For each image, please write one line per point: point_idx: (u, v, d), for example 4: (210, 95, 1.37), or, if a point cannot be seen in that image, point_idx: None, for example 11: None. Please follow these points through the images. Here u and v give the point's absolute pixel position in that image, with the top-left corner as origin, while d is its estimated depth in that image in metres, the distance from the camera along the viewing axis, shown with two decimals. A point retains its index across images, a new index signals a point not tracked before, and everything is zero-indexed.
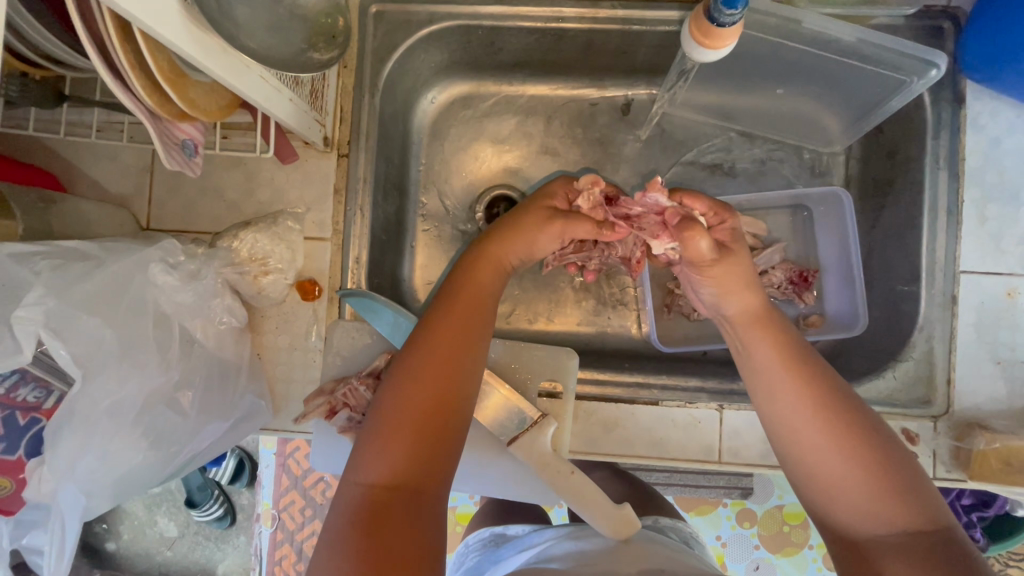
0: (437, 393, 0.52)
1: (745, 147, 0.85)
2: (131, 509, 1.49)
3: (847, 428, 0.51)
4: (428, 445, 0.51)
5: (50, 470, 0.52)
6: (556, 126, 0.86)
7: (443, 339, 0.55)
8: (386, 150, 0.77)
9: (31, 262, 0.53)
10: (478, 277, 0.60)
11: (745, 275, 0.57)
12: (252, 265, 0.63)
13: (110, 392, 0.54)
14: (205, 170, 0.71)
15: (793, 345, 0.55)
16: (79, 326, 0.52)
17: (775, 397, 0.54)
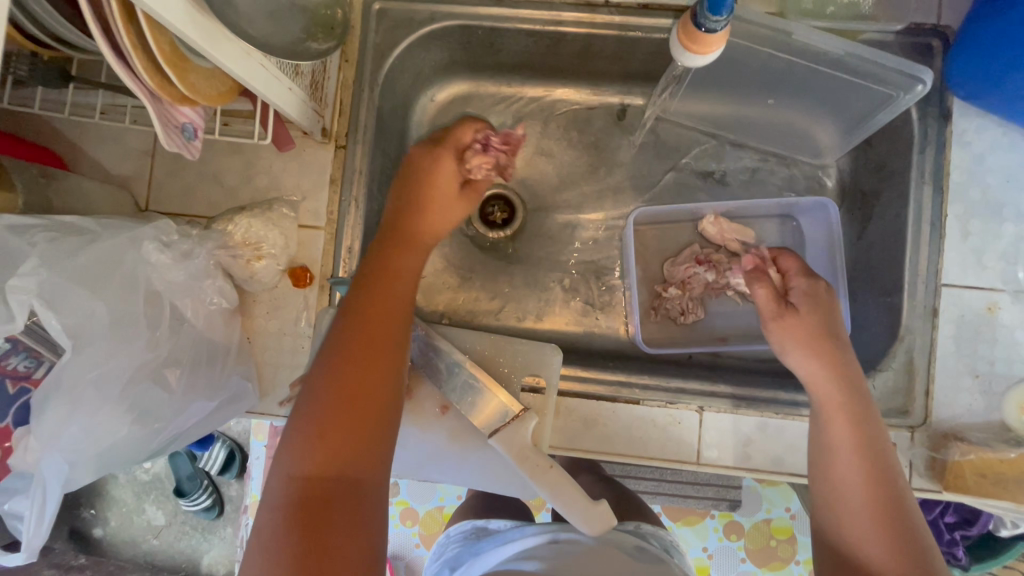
0: (362, 375, 0.54)
1: (737, 155, 0.86)
2: (120, 497, 1.50)
3: (889, 508, 0.54)
4: (361, 429, 0.52)
5: (36, 439, 0.52)
6: (553, 128, 0.88)
7: (365, 322, 0.56)
8: (383, 144, 0.79)
9: (27, 235, 0.53)
10: (398, 257, 0.61)
11: (806, 334, 0.61)
12: (245, 250, 0.64)
13: (98, 362, 0.54)
14: (206, 155, 0.73)
15: (872, 427, 0.58)
16: (70, 299, 0.52)
17: (838, 470, 0.57)
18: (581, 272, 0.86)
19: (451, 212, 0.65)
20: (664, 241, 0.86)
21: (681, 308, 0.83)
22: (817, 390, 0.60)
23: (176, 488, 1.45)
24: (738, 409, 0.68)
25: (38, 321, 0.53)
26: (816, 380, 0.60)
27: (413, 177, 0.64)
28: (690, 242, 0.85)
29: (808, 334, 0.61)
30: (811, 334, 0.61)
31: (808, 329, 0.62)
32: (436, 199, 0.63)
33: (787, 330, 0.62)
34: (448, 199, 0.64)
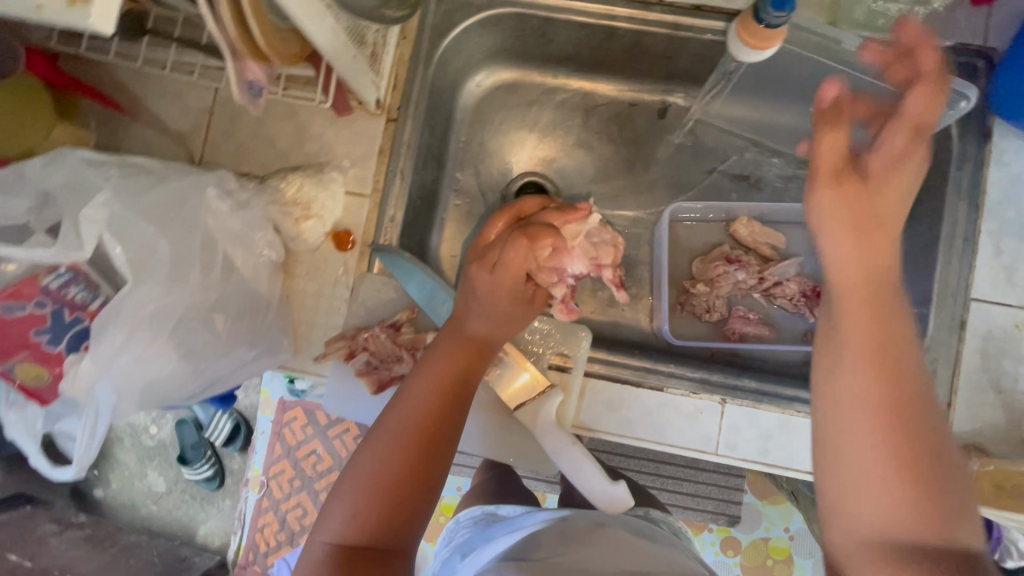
0: (408, 473, 0.54)
1: (773, 161, 0.88)
2: (125, 460, 1.59)
3: (912, 441, 0.44)
4: (400, 509, 0.54)
5: (93, 360, 0.55)
6: (593, 121, 0.90)
7: (420, 418, 0.56)
8: (431, 121, 0.81)
9: (102, 169, 0.55)
10: (462, 354, 0.60)
11: (854, 216, 0.48)
12: (296, 208, 0.67)
13: (154, 298, 0.55)
14: (262, 118, 0.76)
15: (899, 334, 0.47)
16: (138, 232, 0.54)
17: (837, 376, 0.47)
18: None
19: (521, 318, 0.64)
20: (695, 239, 0.87)
21: (707, 306, 0.84)
22: (837, 321, 0.48)
23: (180, 454, 1.54)
24: (760, 404, 0.70)
25: (104, 254, 0.55)
26: (851, 276, 0.48)
27: (473, 290, 0.61)
28: (720, 242, 0.87)
29: (850, 197, 0.49)
30: (857, 207, 0.49)
31: (861, 210, 0.49)
32: (497, 311, 0.61)
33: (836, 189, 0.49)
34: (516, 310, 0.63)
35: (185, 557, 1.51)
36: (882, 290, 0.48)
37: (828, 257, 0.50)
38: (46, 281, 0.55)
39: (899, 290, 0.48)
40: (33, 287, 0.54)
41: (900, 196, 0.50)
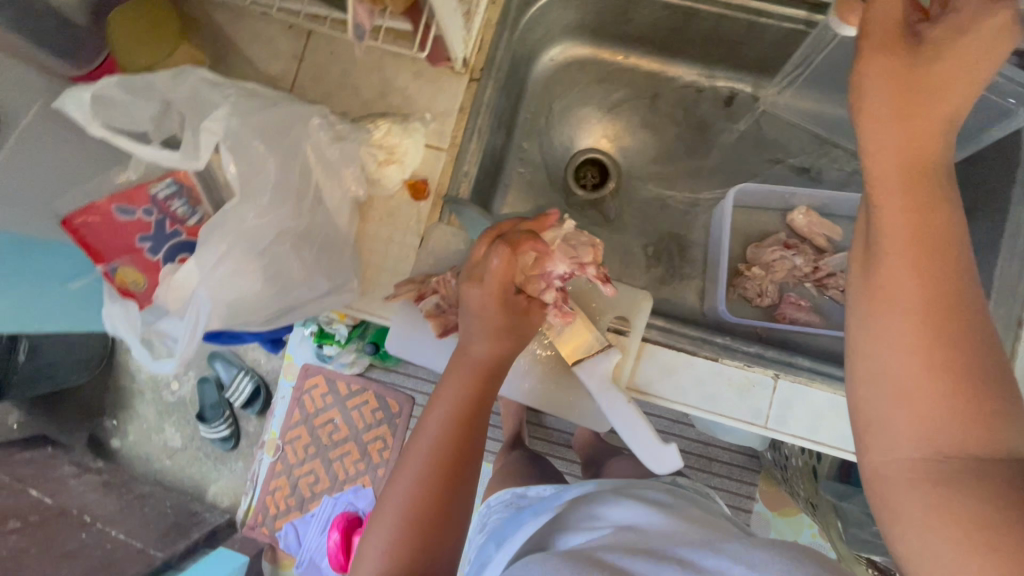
0: (433, 506, 0.55)
1: (835, 156, 0.90)
2: (144, 413, 1.63)
3: (958, 354, 0.36)
4: (434, 535, 0.54)
5: (200, 263, 0.57)
6: (660, 104, 0.93)
7: (439, 449, 0.57)
8: (508, 87, 0.84)
9: (220, 88, 0.58)
10: (474, 379, 0.62)
11: (906, 95, 0.39)
12: (382, 152, 0.69)
13: (259, 213, 0.58)
14: (348, 69, 0.79)
15: (947, 223, 0.38)
16: (250, 149, 0.57)
17: (878, 293, 0.39)
18: (665, 244, 0.91)
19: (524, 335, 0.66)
20: (751, 225, 0.89)
21: (759, 290, 0.85)
22: (874, 222, 0.40)
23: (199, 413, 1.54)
24: (813, 382, 0.71)
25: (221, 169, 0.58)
26: (895, 154, 0.39)
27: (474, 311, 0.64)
28: (776, 231, 0.88)
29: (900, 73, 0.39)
30: (904, 84, 0.39)
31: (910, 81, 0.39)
32: (499, 333, 0.63)
33: (886, 62, 0.39)
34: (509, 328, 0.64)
35: (196, 511, 1.52)
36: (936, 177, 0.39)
37: (870, 152, 0.40)
38: (155, 190, 0.58)
39: (945, 189, 0.39)
40: (144, 194, 0.58)
41: (975, 65, 0.39)
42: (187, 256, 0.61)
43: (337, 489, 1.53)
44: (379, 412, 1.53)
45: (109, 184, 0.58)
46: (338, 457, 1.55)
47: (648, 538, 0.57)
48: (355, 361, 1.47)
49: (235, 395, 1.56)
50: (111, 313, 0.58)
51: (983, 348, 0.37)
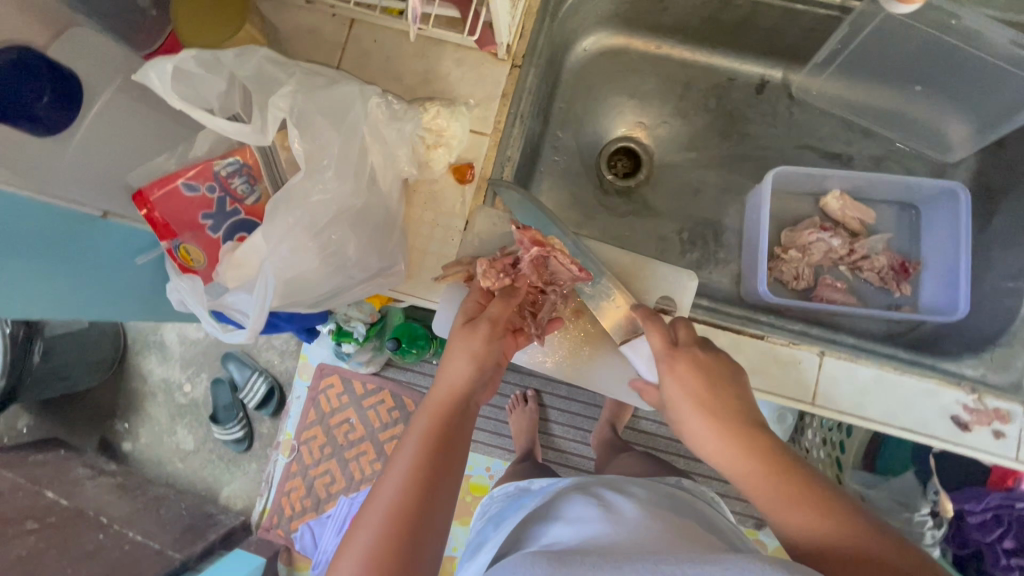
0: (400, 544, 0.51)
1: (865, 142, 0.92)
2: (156, 416, 1.62)
3: (805, 486, 0.49)
4: (400, 557, 0.51)
5: (267, 235, 0.58)
6: (692, 92, 0.94)
7: (416, 467, 0.55)
8: (547, 74, 0.85)
9: (286, 67, 0.59)
10: (443, 405, 0.59)
11: (705, 392, 0.56)
12: (430, 136, 0.69)
13: (322, 188, 0.60)
14: (390, 56, 0.78)
15: (723, 383, 0.57)
16: (315, 126, 0.58)
17: (695, 435, 0.56)
18: (700, 229, 0.92)
19: (474, 346, 0.62)
20: (786, 210, 0.90)
21: (795, 273, 0.86)
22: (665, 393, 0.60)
23: (213, 413, 1.53)
24: (858, 359, 0.72)
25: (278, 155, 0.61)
26: (657, 344, 0.61)
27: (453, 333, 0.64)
28: (810, 215, 0.90)
29: (700, 374, 0.57)
30: (706, 376, 0.57)
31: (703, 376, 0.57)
32: (457, 348, 0.62)
33: (677, 369, 0.58)
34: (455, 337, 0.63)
35: (211, 513, 1.50)
36: (727, 391, 0.56)
37: (670, 399, 0.59)
38: (218, 167, 0.59)
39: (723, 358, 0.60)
40: (211, 170, 0.59)
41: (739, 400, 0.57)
42: (244, 236, 0.62)
43: (353, 490, 1.48)
44: (395, 411, 1.49)
45: (179, 159, 0.61)
46: (354, 456, 1.50)
47: (638, 533, 0.56)
48: (371, 360, 1.44)
49: (250, 395, 1.55)
50: (180, 286, 0.62)
51: (794, 462, 0.52)
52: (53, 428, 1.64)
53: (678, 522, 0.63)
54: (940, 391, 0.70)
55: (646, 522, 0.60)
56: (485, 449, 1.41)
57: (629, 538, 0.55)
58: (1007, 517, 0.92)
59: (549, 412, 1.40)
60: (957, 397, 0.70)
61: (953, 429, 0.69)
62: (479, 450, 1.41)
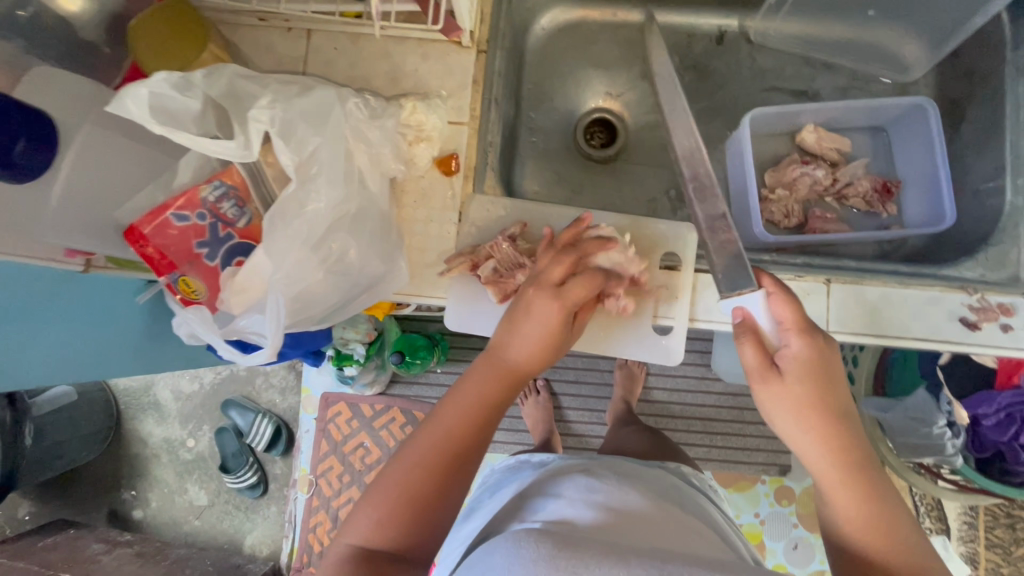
0: (433, 486, 0.55)
1: (828, 76, 0.94)
2: (164, 476, 1.57)
3: (875, 491, 0.57)
4: (428, 500, 0.54)
5: (269, 254, 0.58)
6: (656, 53, 0.95)
7: (461, 424, 0.58)
8: (512, 56, 0.85)
9: (258, 81, 0.58)
10: (494, 375, 0.60)
11: (820, 379, 0.58)
12: (411, 130, 0.69)
13: (317, 197, 0.59)
14: (354, 60, 0.76)
15: (833, 380, 0.59)
16: (299, 134, 0.58)
17: (794, 421, 0.58)
18: (686, 185, 0.93)
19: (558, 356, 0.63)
20: (765, 152, 0.92)
21: (785, 212, 0.88)
22: (781, 367, 0.59)
23: (222, 463, 1.49)
24: (863, 280, 0.73)
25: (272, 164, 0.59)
26: (790, 331, 0.60)
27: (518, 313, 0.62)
28: (789, 153, 0.92)
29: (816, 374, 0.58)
30: (823, 379, 0.58)
31: (819, 369, 0.58)
32: (529, 335, 0.60)
33: (801, 363, 0.59)
34: (553, 345, 0.61)
35: (239, 563, 1.45)
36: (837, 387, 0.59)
37: (770, 404, 0.59)
38: (205, 193, 0.58)
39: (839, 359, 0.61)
40: (197, 198, 0.58)
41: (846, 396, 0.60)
42: (242, 259, 0.61)
43: None
44: (408, 426, 1.47)
45: (166, 189, 0.59)
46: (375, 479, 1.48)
47: (629, 521, 0.54)
48: (375, 380, 1.42)
49: (257, 437, 1.51)
50: (188, 318, 0.61)
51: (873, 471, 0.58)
52: (58, 510, 1.57)
53: (664, 496, 0.63)
54: (945, 297, 0.72)
55: (637, 496, 0.60)
56: (507, 446, 1.40)
57: (621, 524, 0.53)
58: (1020, 414, 0.94)
59: (561, 399, 1.40)
60: (961, 299, 0.72)
61: (962, 330, 0.71)
62: (499, 449, 1.40)
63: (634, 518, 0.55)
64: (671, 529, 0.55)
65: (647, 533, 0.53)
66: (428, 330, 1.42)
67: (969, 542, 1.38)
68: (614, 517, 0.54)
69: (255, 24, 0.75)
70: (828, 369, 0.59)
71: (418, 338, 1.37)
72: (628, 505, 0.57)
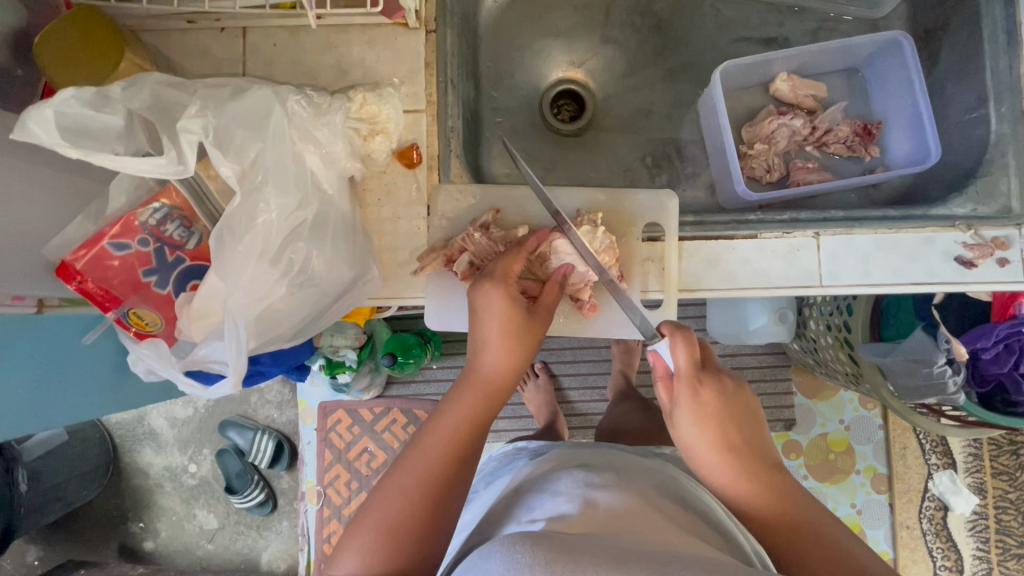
0: (418, 514, 0.52)
1: (797, 19, 0.90)
2: (170, 505, 1.53)
3: (787, 507, 0.53)
4: (413, 525, 0.52)
5: (221, 275, 0.54)
6: (616, 14, 0.91)
7: (440, 448, 0.56)
8: (465, 32, 0.80)
9: (187, 89, 0.53)
10: (467, 395, 0.59)
11: (715, 406, 0.57)
12: (364, 125, 0.63)
13: (267, 208, 0.55)
14: (295, 54, 0.71)
15: (728, 402, 0.57)
16: (237, 142, 0.54)
17: (697, 454, 0.56)
18: (661, 150, 0.89)
19: (531, 348, 0.63)
20: (739, 107, 0.88)
21: (766, 166, 0.85)
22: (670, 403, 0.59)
23: (227, 485, 1.45)
24: (852, 230, 0.70)
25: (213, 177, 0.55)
26: (681, 363, 0.59)
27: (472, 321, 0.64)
28: (763, 105, 0.88)
29: (720, 402, 0.57)
30: (727, 407, 0.57)
31: (708, 398, 0.57)
32: (484, 336, 0.62)
33: (700, 397, 0.57)
34: (515, 330, 0.62)
35: None
36: (744, 411, 0.58)
37: (684, 437, 0.57)
38: (144, 217, 0.54)
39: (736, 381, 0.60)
40: (135, 223, 0.54)
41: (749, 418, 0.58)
42: (197, 282, 0.58)
43: None
44: (410, 426, 1.44)
45: (97, 218, 0.55)
46: None
47: (626, 511, 0.52)
48: (370, 384, 1.38)
49: (258, 455, 1.47)
50: (142, 354, 0.58)
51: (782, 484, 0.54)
52: (66, 551, 1.53)
53: (656, 484, 0.61)
54: (938, 237, 0.70)
55: (629, 488, 0.58)
56: (511, 433, 1.38)
57: (617, 516, 0.51)
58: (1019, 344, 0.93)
59: (561, 380, 1.38)
60: (955, 238, 0.69)
61: (958, 269, 0.69)
62: (504, 438, 1.38)
63: (629, 509, 0.53)
64: (668, 520, 0.53)
65: (647, 526, 0.50)
66: (418, 328, 1.38)
67: (976, 473, 1.39)
68: (607, 513, 0.52)
69: (185, 27, 0.70)
70: (722, 396, 0.57)
71: (408, 337, 1.34)
72: (621, 499, 0.55)
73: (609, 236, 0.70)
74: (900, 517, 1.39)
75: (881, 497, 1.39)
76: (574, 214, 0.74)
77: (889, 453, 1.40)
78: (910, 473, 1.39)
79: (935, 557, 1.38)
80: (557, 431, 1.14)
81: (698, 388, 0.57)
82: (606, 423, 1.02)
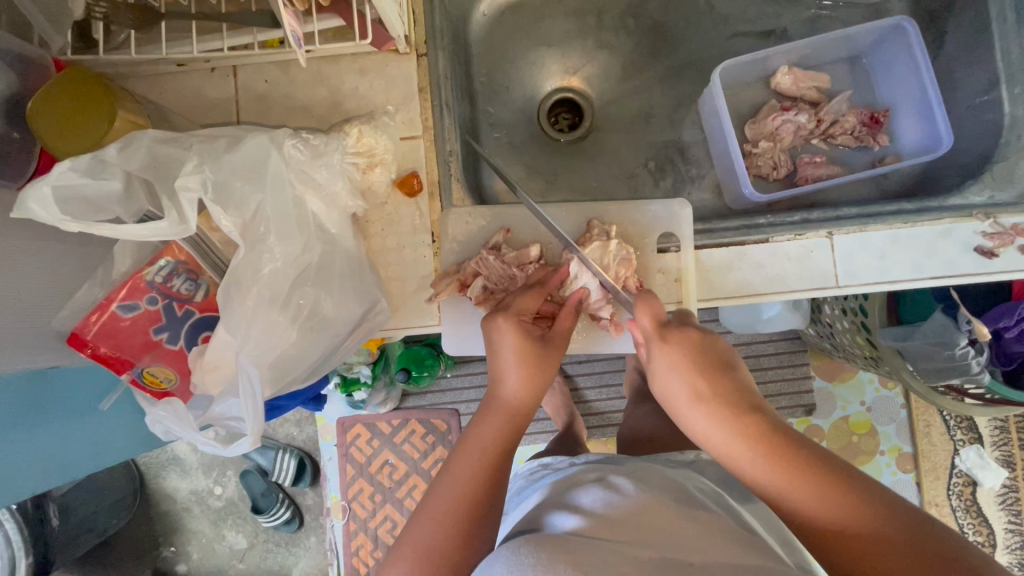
0: (456, 541, 0.52)
1: (795, 8, 0.88)
2: (199, 528, 1.55)
3: (806, 461, 0.48)
4: (450, 548, 0.51)
5: (232, 328, 0.54)
6: (608, 18, 0.89)
7: (472, 473, 0.55)
8: (456, 50, 0.79)
9: (183, 144, 0.53)
10: (492, 420, 0.59)
11: (690, 360, 0.55)
12: (362, 158, 0.63)
13: (271, 257, 0.55)
14: (287, 88, 0.70)
15: (715, 367, 0.55)
16: (237, 194, 0.53)
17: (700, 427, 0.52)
18: (664, 153, 0.88)
19: (551, 372, 0.62)
20: (741, 103, 0.86)
21: (772, 164, 0.83)
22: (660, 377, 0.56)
23: (253, 506, 1.46)
24: (867, 226, 0.69)
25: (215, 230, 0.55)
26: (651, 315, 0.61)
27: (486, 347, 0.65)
28: (766, 99, 0.86)
29: (693, 357, 0.56)
30: (699, 355, 0.55)
31: (688, 354, 0.56)
32: (499, 359, 0.62)
33: (669, 353, 0.56)
34: (534, 362, 0.61)
35: None
36: (717, 357, 0.56)
37: (669, 397, 0.56)
38: (151, 275, 0.55)
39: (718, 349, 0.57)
40: (143, 282, 0.55)
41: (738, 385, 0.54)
42: (208, 334, 0.58)
43: None
44: (429, 437, 1.44)
45: (104, 283, 0.56)
46: (407, 494, 1.46)
47: (652, 517, 0.51)
48: (387, 399, 1.39)
49: (282, 475, 1.49)
50: (159, 415, 0.58)
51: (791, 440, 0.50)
52: None
53: (687, 489, 0.60)
54: (957, 228, 0.68)
55: (657, 494, 0.57)
56: (531, 438, 1.38)
57: (643, 525, 0.50)
58: None
59: (577, 381, 1.37)
60: (974, 228, 0.68)
61: (979, 260, 0.67)
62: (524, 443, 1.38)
63: (653, 517, 0.51)
64: (694, 523, 0.52)
65: (678, 535, 0.49)
66: (429, 339, 1.36)
67: (1003, 446, 1.37)
68: (634, 523, 0.50)
69: (173, 71, 0.69)
70: (695, 346, 0.56)
71: (421, 350, 1.33)
72: (649, 507, 0.53)
73: (623, 247, 0.70)
74: (929, 496, 1.37)
75: (907, 478, 1.37)
76: (584, 227, 0.73)
77: (914, 432, 1.38)
78: (937, 451, 1.37)
79: (966, 533, 1.37)
80: (575, 433, 1.12)
81: (663, 346, 0.57)
82: (625, 429, 1.01)
